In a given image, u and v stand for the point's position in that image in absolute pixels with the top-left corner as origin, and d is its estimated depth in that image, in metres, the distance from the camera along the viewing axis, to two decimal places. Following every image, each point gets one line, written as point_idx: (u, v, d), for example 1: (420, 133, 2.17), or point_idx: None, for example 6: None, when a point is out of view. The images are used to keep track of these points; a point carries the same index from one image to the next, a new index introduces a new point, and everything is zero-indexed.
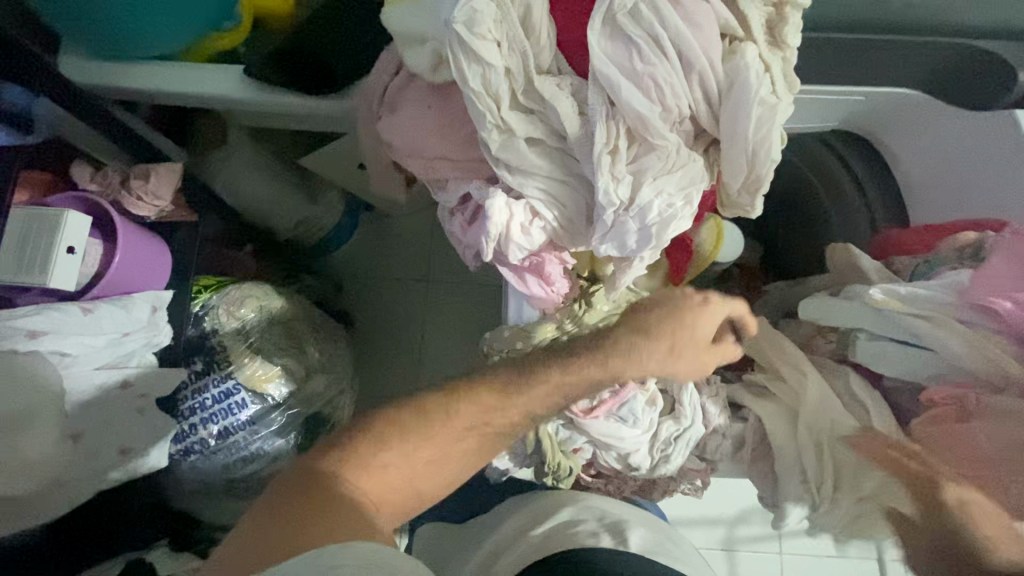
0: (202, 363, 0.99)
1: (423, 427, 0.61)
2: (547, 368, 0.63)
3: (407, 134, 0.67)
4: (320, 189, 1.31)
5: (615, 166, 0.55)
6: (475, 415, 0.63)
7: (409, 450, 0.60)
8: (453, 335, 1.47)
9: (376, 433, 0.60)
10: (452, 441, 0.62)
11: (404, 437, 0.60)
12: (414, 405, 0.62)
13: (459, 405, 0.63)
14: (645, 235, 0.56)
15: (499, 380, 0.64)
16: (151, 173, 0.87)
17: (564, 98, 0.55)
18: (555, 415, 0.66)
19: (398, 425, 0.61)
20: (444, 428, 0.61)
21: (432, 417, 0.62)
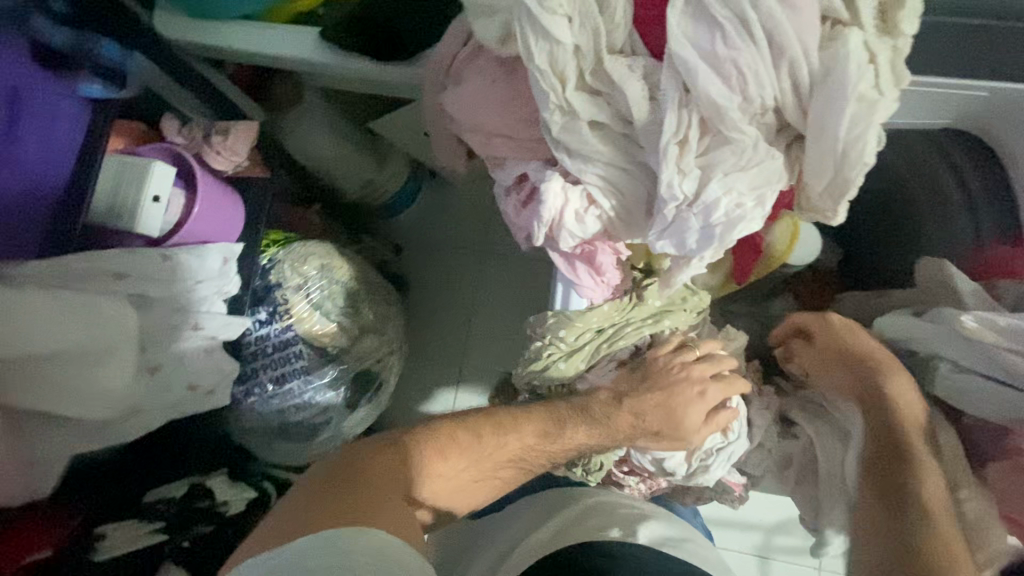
0: (266, 313, 1.05)
1: (473, 445, 0.67)
2: (576, 428, 0.69)
3: (470, 108, 0.65)
4: (387, 153, 1.33)
5: (683, 158, 0.51)
6: (517, 447, 0.68)
7: (457, 465, 0.66)
8: (504, 309, 1.48)
9: (425, 444, 0.65)
10: (492, 468, 0.68)
11: (456, 452, 0.66)
12: (471, 426, 0.68)
13: (511, 433, 0.68)
14: (707, 236, 0.52)
15: (546, 417, 0.69)
16: (230, 130, 0.93)
17: (635, 81, 0.52)
18: (588, 432, 0.69)
19: (446, 442, 0.66)
20: (490, 454, 0.67)
21: (483, 440, 0.67)
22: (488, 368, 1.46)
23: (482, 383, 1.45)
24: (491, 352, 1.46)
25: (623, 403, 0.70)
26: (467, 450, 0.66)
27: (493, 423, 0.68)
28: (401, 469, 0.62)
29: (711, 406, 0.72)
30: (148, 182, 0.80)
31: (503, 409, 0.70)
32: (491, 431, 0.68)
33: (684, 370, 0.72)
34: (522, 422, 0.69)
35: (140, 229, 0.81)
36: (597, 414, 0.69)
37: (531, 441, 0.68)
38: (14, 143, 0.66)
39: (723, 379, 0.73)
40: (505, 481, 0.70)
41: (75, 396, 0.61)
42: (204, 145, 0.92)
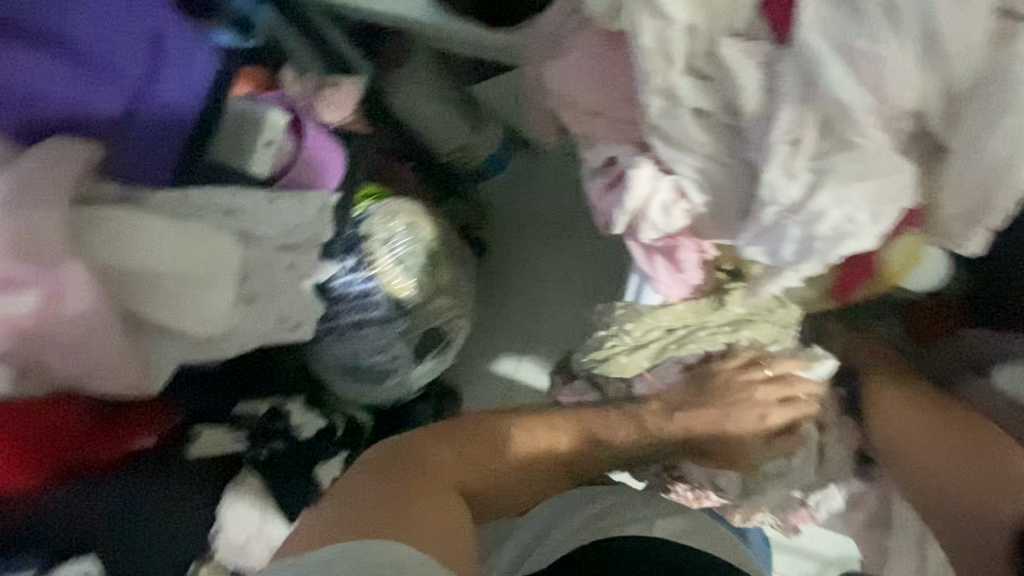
0: (353, 261, 1.10)
1: (526, 441, 0.68)
2: (623, 439, 0.69)
3: (569, 82, 0.63)
4: (484, 119, 1.33)
5: (793, 160, 0.46)
6: (568, 449, 0.69)
7: (503, 466, 0.67)
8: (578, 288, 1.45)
9: (477, 440, 0.67)
10: (540, 467, 0.69)
11: (508, 445, 0.67)
12: (525, 423, 0.69)
13: (564, 436, 0.69)
14: (806, 248, 0.48)
15: (601, 420, 0.69)
16: (338, 85, 0.98)
17: (750, 68, 0.47)
18: (637, 441, 0.70)
19: (497, 436, 0.67)
20: (540, 451, 0.68)
21: (537, 437, 0.68)
22: (553, 345, 1.45)
23: (546, 359, 1.45)
24: (559, 329, 1.45)
25: (677, 418, 0.69)
26: (517, 449, 0.68)
27: (548, 423, 0.69)
28: (453, 462, 0.65)
29: (769, 432, 0.68)
30: (265, 127, 0.89)
31: (559, 410, 0.70)
32: (545, 430, 0.69)
33: (750, 393, 0.68)
34: (579, 428, 0.69)
35: (252, 168, 0.89)
36: (647, 426, 0.69)
37: (584, 443, 0.69)
38: (156, 84, 0.66)
39: (785, 407, 0.68)
40: (552, 480, 0.71)
41: (193, 315, 0.67)
42: (315, 99, 0.97)
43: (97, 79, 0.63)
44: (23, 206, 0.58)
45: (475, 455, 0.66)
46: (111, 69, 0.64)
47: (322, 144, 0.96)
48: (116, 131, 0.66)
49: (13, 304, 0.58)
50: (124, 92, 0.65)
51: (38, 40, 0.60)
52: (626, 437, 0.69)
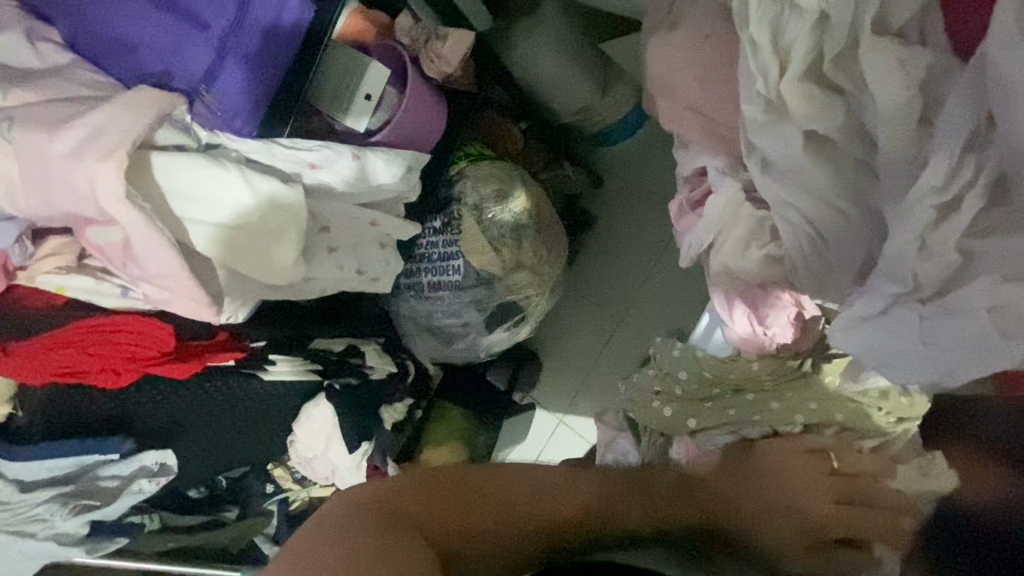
0: (440, 222, 1.11)
1: (510, 496, 0.53)
2: (628, 508, 0.54)
3: (665, 67, 0.51)
4: (613, 79, 1.22)
5: (937, 231, 0.32)
6: (561, 518, 0.53)
7: (486, 527, 0.52)
8: (683, 278, 1.35)
9: (452, 488, 0.53)
10: (534, 529, 0.52)
11: (488, 491, 0.53)
12: (505, 475, 0.55)
13: (559, 496, 0.54)
14: (928, 359, 0.34)
15: (606, 486, 0.56)
16: (449, 36, 0.94)
17: (904, 86, 0.32)
18: (656, 513, 0.53)
19: (474, 487, 0.53)
20: (529, 512, 0.53)
21: (524, 492, 0.54)
22: (645, 334, 1.38)
23: (634, 348, 1.38)
24: (655, 319, 1.37)
25: (698, 491, 0.54)
26: (500, 507, 0.52)
27: (535, 482, 0.55)
28: (421, 515, 0.49)
29: (818, 539, 0.51)
30: (363, 80, 0.88)
31: (550, 470, 0.56)
32: (533, 487, 0.54)
33: (828, 493, 0.51)
34: (581, 489, 0.55)
35: (348, 120, 0.89)
36: (658, 494, 0.55)
37: (586, 507, 0.54)
38: (243, 24, 0.68)
39: (877, 520, 0.50)
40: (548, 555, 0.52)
41: (256, 264, 0.69)
42: (424, 50, 0.95)
43: (185, 25, 0.67)
44: (90, 158, 0.58)
45: (450, 509, 0.51)
46: (197, 18, 0.67)
47: (425, 100, 0.94)
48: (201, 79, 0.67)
49: (98, 236, 0.63)
50: (212, 38, 0.67)
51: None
52: (638, 500, 0.54)
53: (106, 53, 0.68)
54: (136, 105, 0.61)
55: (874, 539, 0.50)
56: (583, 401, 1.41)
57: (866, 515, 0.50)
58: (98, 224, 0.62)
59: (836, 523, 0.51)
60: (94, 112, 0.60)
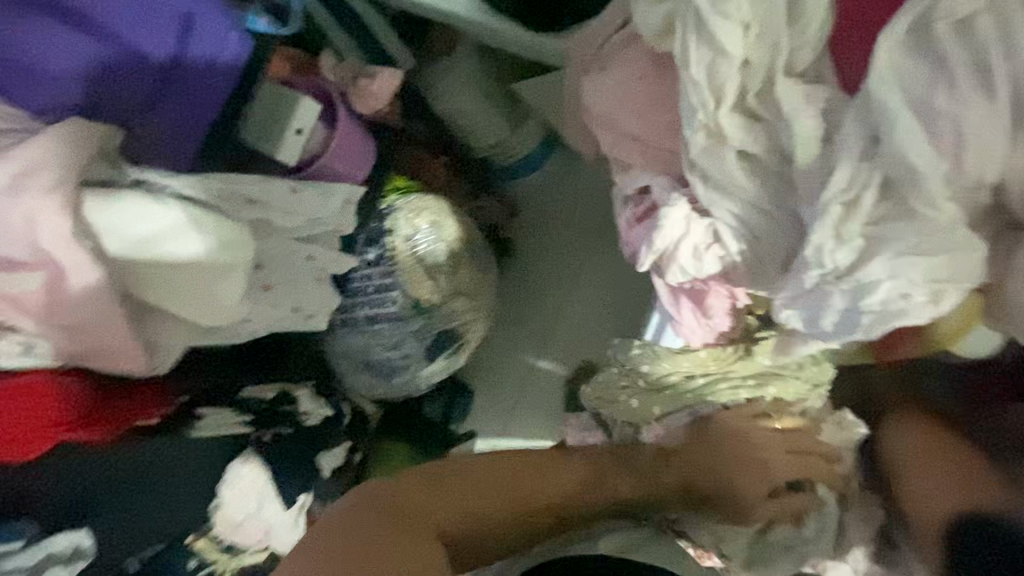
0: (375, 254, 1.11)
1: (516, 476, 0.62)
2: (617, 479, 0.63)
3: (607, 102, 0.59)
4: (523, 118, 1.31)
5: (846, 224, 0.40)
6: (559, 493, 0.63)
7: (492, 507, 0.60)
8: (605, 296, 1.42)
9: (470, 477, 0.61)
10: (534, 505, 0.62)
11: (492, 479, 0.61)
12: (512, 458, 0.63)
13: (556, 473, 0.63)
14: (849, 320, 0.42)
15: (597, 457, 0.65)
16: (377, 75, 0.96)
17: (810, 115, 0.42)
18: (646, 485, 0.64)
19: (486, 473, 0.62)
20: (531, 488, 0.62)
21: (528, 471, 0.63)
22: (570, 353, 1.42)
23: (561, 368, 1.42)
24: (582, 337, 1.42)
25: (668, 463, 0.65)
26: (505, 490, 0.61)
27: (534, 467, 0.63)
28: (434, 504, 0.58)
29: (774, 485, 0.64)
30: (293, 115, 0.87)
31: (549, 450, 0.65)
32: (536, 467, 0.63)
33: (765, 451, 0.64)
34: (574, 464, 0.64)
35: (279, 154, 0.87)
36: (640, 464, 0.65)
37: (580, 481, 0.63)
38: (182, 59, 0.65)
39: (803, 465, 0.63)
40: (548, 525, 0.62)
41: (198, 305, 0.65)
42: (350, 87, 0.96)
43: (114, 53, 0.63)
44: (29, 193, 0.57)
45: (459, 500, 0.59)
46: (129, 45, 0.63)
47: (355, 135, 0.94)
48: (137, 113, 0.66)
49: (20, 282, 0.58)
50: (150, 74, 0.64)
51: (71, 18, 0.61)
52: (625, 474, 0.64)
53: (13, 80, 0.62)
54: (73, 139, 0.59)
55: (817, 480, 0.63)
56: (516, 425, 1.40)
57: (803, 463, 0.63)
58: (18, 270, 0.58)
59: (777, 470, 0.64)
60: (25, 147, 0.57)
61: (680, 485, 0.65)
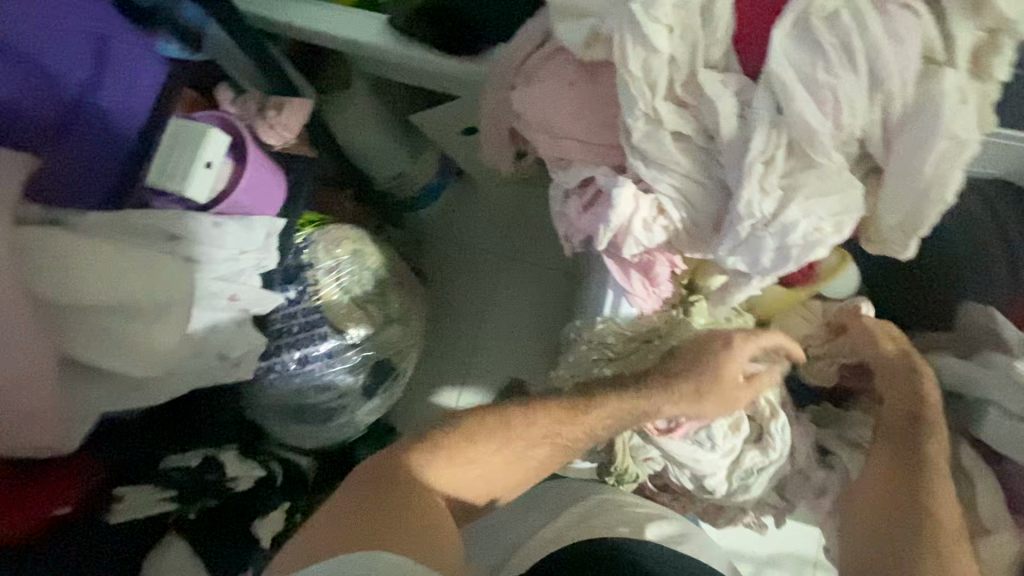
0: (295, 291, 1.04)
1: (504, 423, 0.65)
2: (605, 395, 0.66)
3: (542, 108, 0.66)
4: (421, 147, 1.33)
5: (766, 178, 0.51)
6: (550, 423, 0.66)
7: (488, 450, 0.64)
8: (521, 323, 1.48)
9: (466, 428, 0.65)
10: (530, 446, 0.65)
11: (484, 436, 0.64)
12: (501, 411, 0.67)
13: (539, 414, 0.66)
14: (782, 255, 0.52)
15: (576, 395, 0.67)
16: (284, 106, 0.93)
17: (727, 97, 0.52)
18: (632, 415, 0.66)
19: (482, 424, 0.65)
20: (522, 428, 0.66)
21: (514, 419, 0.66)
22: (495, 372, 1.46)
23: (489, 387, 1.45)
24: (503, 360, 1.46)
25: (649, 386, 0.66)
26: (500, 431, 0.65)
27: (521, 409, 0.67)
28: (433, 466, 0.62)
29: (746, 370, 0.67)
30: (201, 147, 0.74)
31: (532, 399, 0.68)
32: (521, 413, 0.66)
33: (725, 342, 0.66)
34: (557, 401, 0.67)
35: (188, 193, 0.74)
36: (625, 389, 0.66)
37: (568, 413, 0.66)
38: (98, 88, 0.69)
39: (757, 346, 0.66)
40: (545, 459, 0.67)
41: (133, 351, 0.62)
42: (259, 119, 0.92)
43: (34, 79, 0.65)
44: None
45: (456, 455, 0.63)
46: (49, 72, 0.65)
47: (267, 173, 0.89)
48: (47, 141, 0.68)
49: None
50: (68, 102, 0.67)
51: None
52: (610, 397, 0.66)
53: None
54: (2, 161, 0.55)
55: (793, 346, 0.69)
56: None
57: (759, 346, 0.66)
58: None
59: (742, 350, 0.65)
60: None
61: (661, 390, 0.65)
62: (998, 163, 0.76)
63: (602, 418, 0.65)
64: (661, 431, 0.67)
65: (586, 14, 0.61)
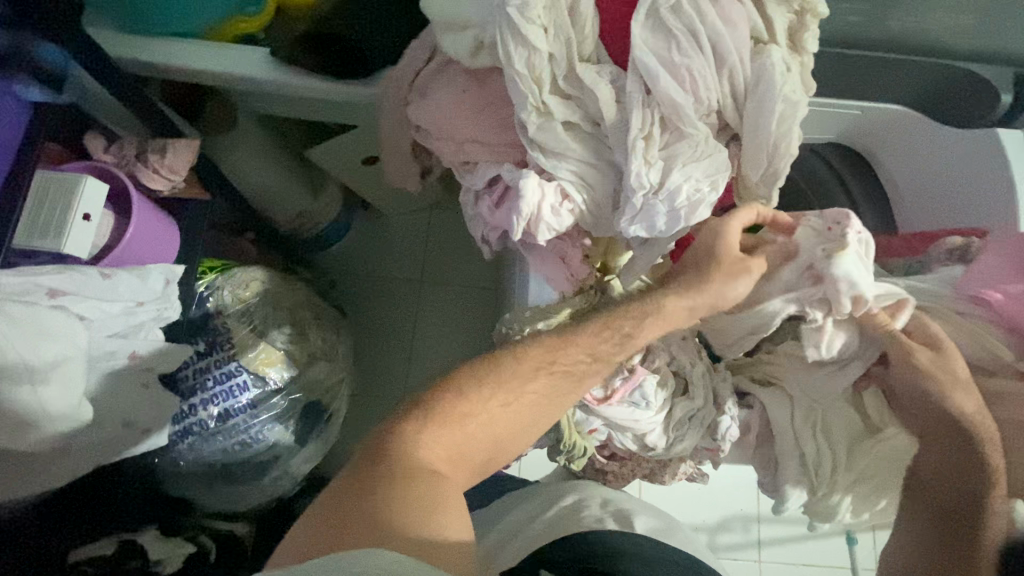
0: (204, 344, 0.98)
1: (493, 372, 0.64)
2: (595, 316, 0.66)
3: (441, 117, 0.70)
4: (322, 183, 1.32)
5: (648, 151, 0.58)
6: (540, 355, 0.65)
7: (480, 394, 0.63)
8: (451, 344, 1.47)
9: (457, 383, 0.63)
10: (525, 383, 0.64)
11: (476, 387, 0.63)
12: (489, 356, 0.65)
13: (524, 353, 0.65)
14: (674, 217, 0.58)
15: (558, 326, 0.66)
16: (167, 147, 0.88)
17: (603, 85, 0.58)
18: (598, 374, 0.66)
19: (473, 375, 0.64)
20: (516, 376, 0.64)
21: (509, 366, 0.64)
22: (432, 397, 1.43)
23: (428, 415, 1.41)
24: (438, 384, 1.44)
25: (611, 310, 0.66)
26: (493, 375, 0.64)
27: (508, 351, 0.66)
28: (431, 436, 0.60)
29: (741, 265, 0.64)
30: (77, 198, 0.73)
31: (524, 343, 0.66)
32: (514, 359, 0.65)
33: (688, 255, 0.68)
34: (543, 340, 0.66)
35: (67, 249, 0.72)
36: (603, 344, 0.65)
37: (550, 349, 0.65)
38: None
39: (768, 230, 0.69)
40: (542, 395, 0.65)
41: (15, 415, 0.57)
42: (138, 163, 0.87)
43: None
44: None
45: (452, 411, 0.62)
46: None
47: (154, 217, 0.83)
48: None
49: None
50: None
51: None
52: (583, 334, 0.65)
53: None
54: None
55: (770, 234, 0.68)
56: None
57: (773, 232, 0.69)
58: None
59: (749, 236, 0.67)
60: None
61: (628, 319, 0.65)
62: (829, 127, 0.91)
63: (593, 334, 0.65)
64: (598, 400, 0.71)
65: (468, 25, 0.65)
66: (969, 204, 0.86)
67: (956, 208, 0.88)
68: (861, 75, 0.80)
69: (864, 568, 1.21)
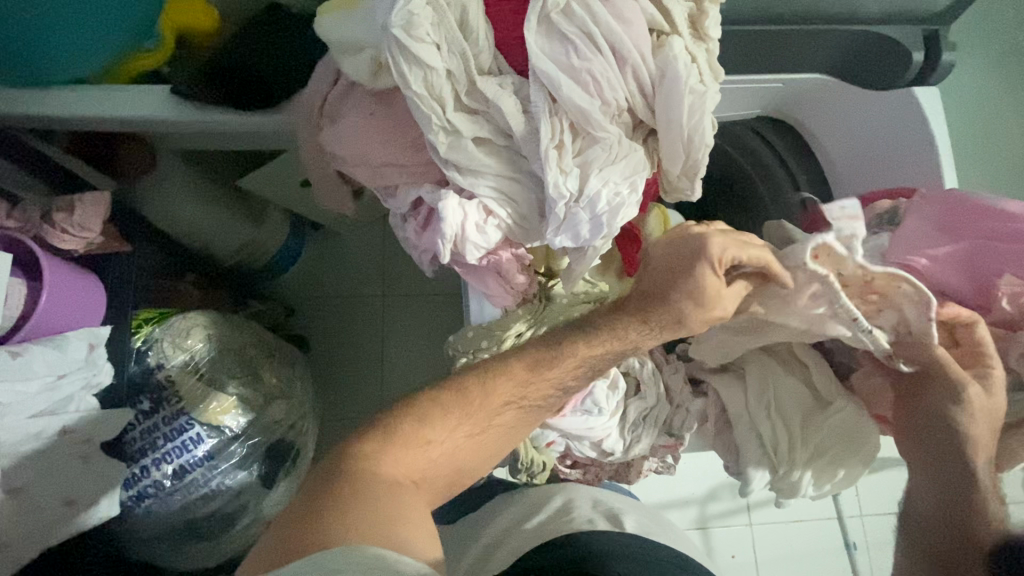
0: (150, 401, 0.92)
1: (460, 399, 0.62)
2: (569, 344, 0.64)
3: (352, 142, 0.67)
4: (262, 209, 1.22)
5: (562, 160, 0.56)
6: (507, 391, 0.63)
7: (449, 419, 0.62)
8: (419, 355, 1.44)
9: (420, 409, 0.62)
10: (492, 415, 0.63)
11: (440, 413, 0.62)
12: (459, 386, 0.63)
13: (497, 383, 0.63)
14: (596, 224, 0.57)
15: (530, 356, 0.64)
16: (75, 204, 0.83)
17: (507, 97, 0.56)
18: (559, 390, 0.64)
19: (438, 402, 0.62)
20: (487, 409, 0.63)
21: (478, 402, 0.63)
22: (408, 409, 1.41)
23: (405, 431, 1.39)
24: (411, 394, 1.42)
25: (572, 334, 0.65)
26: (461, 401, 0.62)
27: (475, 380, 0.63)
28: (398, 462, 0.59)
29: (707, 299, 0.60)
30: None
31: (501, 363, 0.64)
32: (486, 385, 0.63)
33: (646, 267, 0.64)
34: (512, 370, 0.64)
35: None
36: (541, 367, 0.64)
37: (525, 379, 0.63)
38: None
39: (728, 235, 0.60)
40: (507, 426, 0.65)
41: None
42: (45, 225, 0.82)
43: None
44: None
45: (412, 434, 0.61)
46: None
47: (72, 282, 0.77)
48: None
49: None
50: None
51: None
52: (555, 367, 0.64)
53: None
54: None
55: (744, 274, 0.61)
56: None
57: (740, 243, 0.59)
58: None
59: (727, 259, 0.59)
60: None
61: (579, 336, 0.64)
62: (753, 102, 0.91)
63: (569, 368, 0.64)
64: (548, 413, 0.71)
65: (363, 46, 0.62)
66: (896, 165, 0.88)
67: (885, 170, 0.89)
68: (775, 49, 0.80)
69: (851, 517, 1.24)
